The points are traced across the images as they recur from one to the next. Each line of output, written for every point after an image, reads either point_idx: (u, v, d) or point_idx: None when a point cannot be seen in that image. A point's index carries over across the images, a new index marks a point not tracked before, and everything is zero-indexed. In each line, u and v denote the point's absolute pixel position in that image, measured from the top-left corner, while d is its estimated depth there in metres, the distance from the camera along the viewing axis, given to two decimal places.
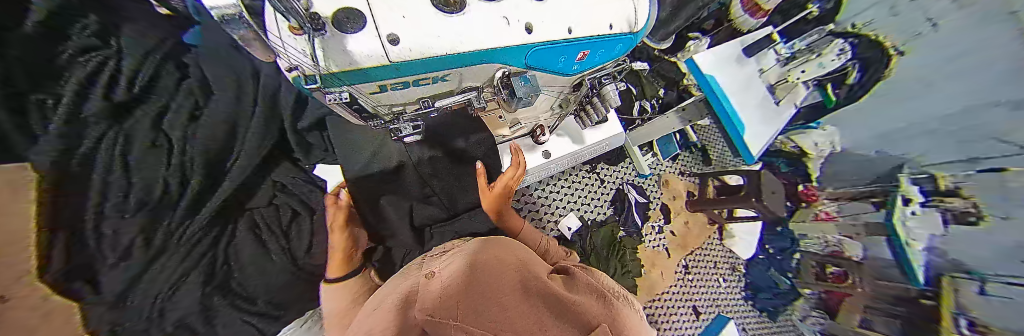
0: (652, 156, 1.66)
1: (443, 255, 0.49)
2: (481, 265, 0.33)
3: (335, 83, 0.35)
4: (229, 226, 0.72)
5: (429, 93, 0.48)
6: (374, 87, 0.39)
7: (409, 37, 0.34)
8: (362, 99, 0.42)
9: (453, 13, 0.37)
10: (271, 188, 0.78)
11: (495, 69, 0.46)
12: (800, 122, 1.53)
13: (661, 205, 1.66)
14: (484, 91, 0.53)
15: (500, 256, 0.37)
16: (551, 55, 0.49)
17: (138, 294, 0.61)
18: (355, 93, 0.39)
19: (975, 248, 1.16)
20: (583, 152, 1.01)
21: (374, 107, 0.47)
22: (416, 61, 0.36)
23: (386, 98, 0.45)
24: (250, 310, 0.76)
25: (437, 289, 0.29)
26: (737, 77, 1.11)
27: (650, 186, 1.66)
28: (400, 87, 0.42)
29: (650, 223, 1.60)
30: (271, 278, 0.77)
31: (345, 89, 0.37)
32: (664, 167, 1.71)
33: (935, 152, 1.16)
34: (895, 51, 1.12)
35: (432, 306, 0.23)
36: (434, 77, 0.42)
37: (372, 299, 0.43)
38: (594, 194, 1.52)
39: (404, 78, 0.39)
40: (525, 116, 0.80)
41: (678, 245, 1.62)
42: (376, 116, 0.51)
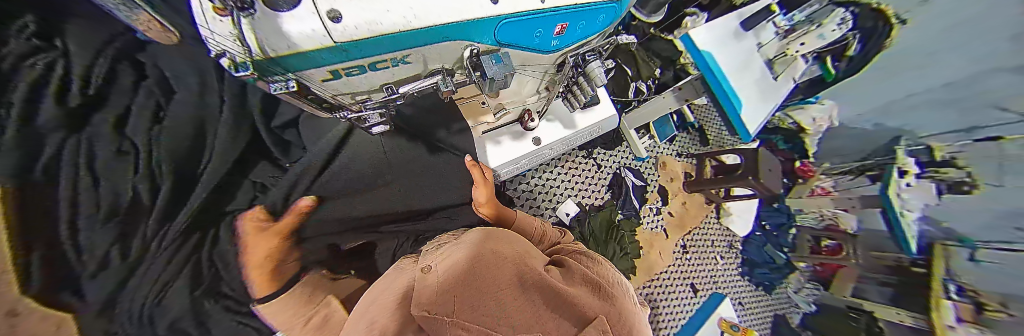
0: (649, 139, 1.65)
1: (439, 247, 0.48)
2: (477, 257, 0.32)
3: (278, 72, 0.29)
4: None
5: (393, 78, 0.42)
6: (327, 73, 0.34)
7: (354, 7, 0.27)
8: (315, 87, 0.36)
9: None
10: None
11: (467, 46, 0.41)
12: (799, 97, 1.49)
13: (658, 187, 1.66)
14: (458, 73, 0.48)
15: (498, 248, 0.37)
16: (525, 31, 0.45)
17: None
18: (306, 81, 0.33)
19: (969, 216, 1.17)
20: (574, 137, 0.99)
21: (334, 97, 0.42)
22: (365, 40, 0.29)
23: (344, 85, 0.39)
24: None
25: (434, 283, 0.28)
26: (732, 54, 1.07)
27: (647, 168, 1.65)
28: (357, 72, 0.36)
29: (648, 205, 1.61)
30: None
31: (293, 77, 0.31)
32: (661, 150, 1.70)
33: (932, 124, 1.15)
34: (897, 20, 1.08)
35: (427, 302, 0.23)
36: (392, 59, 0.36)
37: (370, 292, 0.43)
38: (592, 179, 1.51)
39: (360, 61, 0.33)
40: (508, 100, 0.78)
41: (676, 226, 1.63)
42: (339, 105, 0.46)
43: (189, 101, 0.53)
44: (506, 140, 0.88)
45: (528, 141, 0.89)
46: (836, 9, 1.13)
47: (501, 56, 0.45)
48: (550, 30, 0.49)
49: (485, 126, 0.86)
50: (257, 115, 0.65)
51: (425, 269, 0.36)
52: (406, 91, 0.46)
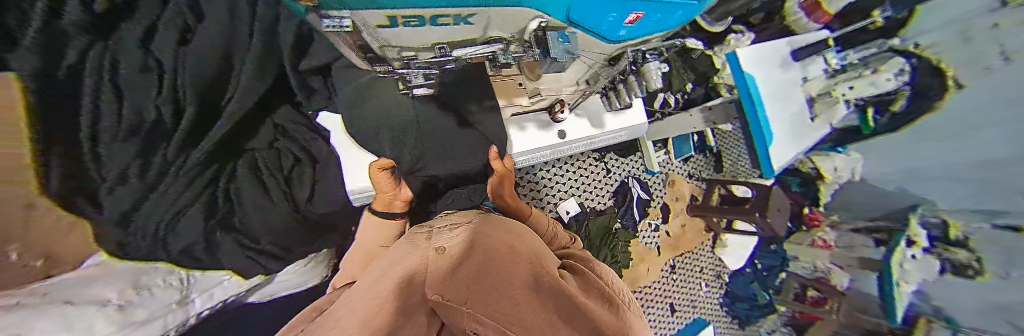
0: (664, 154, 1.64)
1: (450, 228, 0.49)
2: (488, 251, 0.33)
3: (337, 7, 0.27)
4: (228, 165, 0.65)
5: (444, 36, 0.41)
6: (385, 19, 0.31)
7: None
8: (368, 31, 0.35)
9: None
10: (273, 130, 0.71)
11: (534, 13, 0.37)
12: (828, 143, 1.40)
13: (662, 204, 1.65)
14: (509, 40, 0.47)
15: (509, 243, 0.37)
16: (604, 13, 0.39)
17: (141, 221, 0.56)
18: (360, 22, 0.32)
19: (961, 300, 1.21)
20: (600, 138, 0.96)
21: (382, 45, 0.41)
22: None
23: (396, 35, 0.38)
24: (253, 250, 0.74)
25: (447, 267, 0.30)
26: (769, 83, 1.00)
27: (655, 183, 1.64)
28: (414, 22, 0.34)
29: (647, 220, 1.61)
30: (272, 218, 0.72)
31: (351, 16, 0.30)
32: (673, 167, 1.67)
33: (952, 200, 1.15)
34: (954, 83, 1.01)
35: (443, 295, 0.24)
36: (456, 16, 0.34)
37: (380, 258, 0.45)
38: (598, 184, 1.50)
39: (422, 12, 0.31)
40: (548, 85, 0.76)
41: (670, 245, 1.64)
42: (383, 56, 0.45)
43: (220, 32, 0.51)
44: (531, 128, 0.85)
45: (553, 134, 0.87)
46: (894, 57, 1.06)
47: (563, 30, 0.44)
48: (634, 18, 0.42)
49: (516, 110, 0.80)
50: (286, 55, 0.61)
51: (438, 248, 0.38)
52: (457, 54, 0.47)
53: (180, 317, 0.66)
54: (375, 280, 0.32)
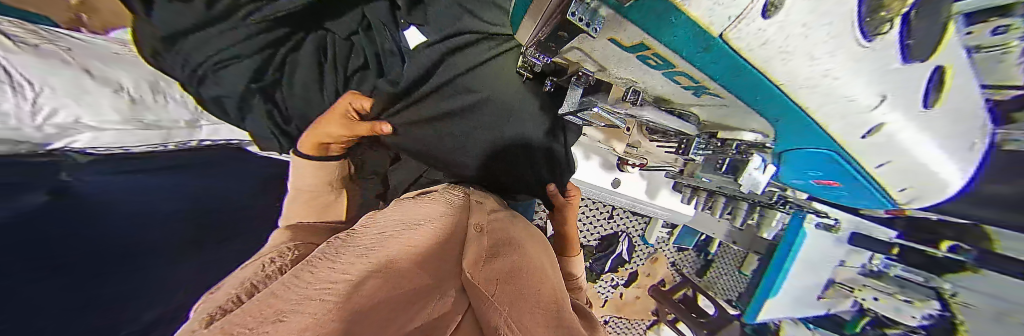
0: (666, 233, 1.56)
1: (485, 215, 0.53)
2: (514, 278, 0.37)
3: (612, 7, 0.17)
4: (301, 33, 0.61)
5: (664, 88, 0.27)
6: (630, 42, 0.20)
7: (889, 42, 0.14)
8: (576, 41, 0.25)
9: (883, 37, 0.14)
10: (360, 20, 0.61)
11: (761, 128, 0.27)
12: None
13: (633, 270, 1.66)
14: (703, 121, 0.34)
15: (530, 275, 0.40)
16: (808, 166, 0.29)
17: (197, 43, 0.56)
18: (609, 28, 0.20)
19: None
20: (644, 205, 0.97)
21: (574, 50, 0.28)
22: (744, 67, 0.17)
23: (611, 56, 0.25)
24: (280, 127, 0.68)
25: (474, 253, 0.38)
26: (820, 262, 0.72)
27: (641, 251, 1.63)
28: (653, 63, 0.22)
29: (612, 274, 1.63)
30: (312, 109, 0.67)
31: (606, 16, 0.19)
32: (665, 247, 1.64)
33: None
34: None
35: (472, 276, 0.33)
36: (702, 88, 0.23)
37: (416, 209, 0.48)
38: (595, 222, 1.49)
39: (682, 66, 0.20)
40: (655, 155, 0.68)
41: (615, 306, 1.69)
42: (557, 51, 0.30)
43: None
44: (596, 162, 0.84)
45: (607, 180, 0.86)
46: None
47: (769, 158, 0.32)
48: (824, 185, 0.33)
49: (602, 146, 0.78)
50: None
51: (465, 223, 0.47)
52: (648, 114, 0.34)
53: (190, 135, 0.69)
54: (410, 228, 0.39)
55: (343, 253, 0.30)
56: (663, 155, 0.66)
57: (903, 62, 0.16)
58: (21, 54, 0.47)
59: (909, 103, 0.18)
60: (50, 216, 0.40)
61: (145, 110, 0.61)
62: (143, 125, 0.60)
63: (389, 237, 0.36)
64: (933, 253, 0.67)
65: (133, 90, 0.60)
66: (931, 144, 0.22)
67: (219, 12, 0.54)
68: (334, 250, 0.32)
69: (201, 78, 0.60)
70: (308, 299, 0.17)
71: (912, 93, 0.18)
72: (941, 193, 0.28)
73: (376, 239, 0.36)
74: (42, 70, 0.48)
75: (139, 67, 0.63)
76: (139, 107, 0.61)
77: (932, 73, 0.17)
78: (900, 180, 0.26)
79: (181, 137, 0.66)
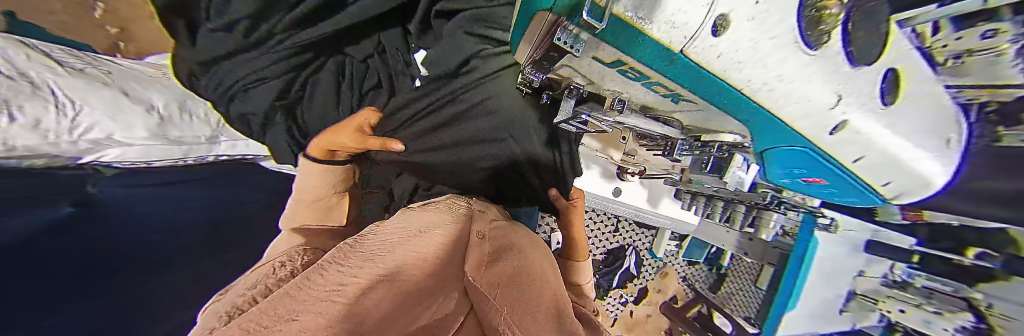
0: (674, 246, 1.52)
1: (486, 222, 0.53)
2: (516, 283, 0.37)
3: (590, 33, 0.18)
4: (320, 58, 0.65)
5: (647, 97, 0.29)
6: (610, 59, 0.22)
7: (832, 49, 0.16)
8: (563, 59, 0.27)
9: (821, 48, 0.16)
10: (376, 46, 0.67)
11: (739, 132, 0.28)
12: None
13: (642, 285, 1.60)
14: (686, 125, 0.35)
15: (532, 282, 0.40)
16: (800, 173, 0.30)
17: (227, 67, 0.62)
18: (586, 48, 0.22)
19: None
20: (648, 214, 0.97)
21: (562, 67, 0.30)
22: (708, 80, 0.18)
23: (594, 71, 0.27)
24: (298, 142, 0.73)
25: (476, 256, 0.38)
26: (833, 271, 0.70)
27: (649, 265, 1.58)
28: (630, 75, 0.24)
29: (621, 290, 1.57)
30: (329, 123, 0.72)
31: (587, 39, 0.20)
32: (674, 261, 1.59)
33: None
34: None
35: (475, 278, 0.33)
36: (677, 96, 0.25)
37: (417, 218, 0.48)
38: (599, 235, 1.47)
39: (658, 79, 0.22)
40: (652, 158, 0.75)
41: (626, 325, 1.60)
42: (551, 68, 0.32)
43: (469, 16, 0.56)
44: (596, 171, 0.85)
45: (608, 189, 0.86)
46: None
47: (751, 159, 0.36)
48: (821, 189, 0.33)
49: (601, 155, 0.82)
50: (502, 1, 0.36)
51: (467, 230, 0.47)
52: (633, 123, 0.36)
53: (209, 150, 0.73)
54: (413, 235, 0.40)
55: (351, 257, 0.31)
56: (659, 160, 0.73)
57: (851, 65, 0.17)
58: (69, 77, 0.52)
59: (872, 106, 0.19)
60: (59, 230, 0.43)
61: (172, 127, 0.65)
62: (168, 140, 0.64)
63: (393, 244, 0.37)
64: (960, 261, 0.60)
65: (163, 109, 0.65)
66: (910, 144, 0.23)
67: (256, 40, 0.59)
68: (341, 255, 0.32)
69: (230, 97, 0.65)
70: (320, 300, 0.18)
71: (868, 95, 0.19)
72: (925, 188, 0.29)
73: (383, 244, 0.37)
74: (84, 90, 0.53)
75: (170, 88, 0.69)
76: (166, 124, 0.64)
77: (885, 74, 0.19)
78: (890, 181, 0.27)
79: (201, 152, 0.71)
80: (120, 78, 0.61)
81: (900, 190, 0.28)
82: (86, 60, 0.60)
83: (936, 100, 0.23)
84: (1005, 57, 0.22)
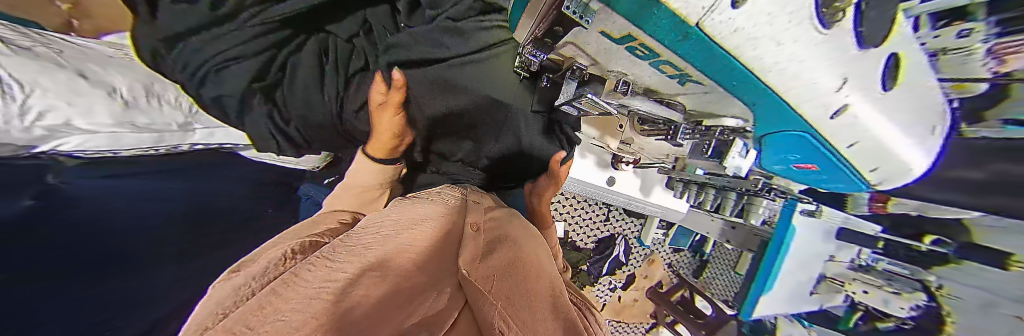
0: (662, 234, 1.57)
1: (479, 213, 0.53)
2: (510, 275, 0.37)
3: (604, 1, 0.17)
4: (300, 36, 0.62)
5: (648, 79, 0.29)
6: (620, 34, 0.21)
7: (844, 30, 0.16)
8: (570, 36, 0.25)
9: (835, 27, 0.16)
10: (360, 23, 0.62)
11: (741, 116, 0.28)
12: None
13: (630, 272, 1.66)
14: (689, 109, 0.35)
15: (527, 273, 0.40)
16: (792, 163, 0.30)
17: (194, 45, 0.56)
18: (596, 22, 0.21)
19: None
20: (639, 203, 0.99)
21: (567, 45, 0.29)
22: (722, 57, 0.17)
23: (599, 48, 0.26)
24: (281, 130, 0.70)
25: (470, 251, 0.38)
26: (810, 255, 0.75)
27: (637, 253, 1.64)
28: (641, 53, 0.23)
29: (610, 277, 1.63)
30: (314, 106, 0.68)
31: (598, 10, 0.19)
32: (661, 248, 1.65)
33: None
34: None
35: (469, 272, 0.33)
36: (685, 76, 0.24)
37: (410, 210, 0.47)
38: (591, 224, 1.51)
39: (668, 56, 0.21)
40: (648, 145, 0.72)
41: (614, 309, 1.67)
42: (552, 46, 0.31)
43: None
44: (590, 161, 0.86)
45: (601, 178, 0.87)
46: None
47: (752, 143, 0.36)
48: (809, 179, 0.34)
49: (596, 144, 0.79)
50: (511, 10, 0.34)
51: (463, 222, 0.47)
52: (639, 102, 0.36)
53: (183, 138, 0.68)
54: (407, 228, 0.39)
55: (341, 251, 0.31)
56: (656, 148, 0.72)
57: (860, 47, 0.17)
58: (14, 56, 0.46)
59: (871, 92, 0.20)
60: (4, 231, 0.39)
61: (139, 113, 0.60)
62: (136, 128, 0.59)
63: (386, 237, 0.36)
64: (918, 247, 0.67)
65: (126, 92, 0.59)
66: (899, 131, 0.24)
67: (228, 13, 0.53)
68: (333, 249, 0.31)
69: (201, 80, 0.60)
70: (309, 298, 0.17)
71: (867, 79, 0.19)
72: (904, 176, 0.30)
73: (375, 238, 0.36)
74: (36, 70, 0.47)
75: (134, 70, 0.63)
76: (132, 110, 0.59)
77: (886, 59, 0.19)
78: (878, 169, 0.28)
79: (174, 141, 0.67)
80: (76, 57, 0.56)
81: (886, 178, 0.29)
82: (33, 37, 0.54)
83: (923, 87, 0.24)
84: (971, 55, 0.31)
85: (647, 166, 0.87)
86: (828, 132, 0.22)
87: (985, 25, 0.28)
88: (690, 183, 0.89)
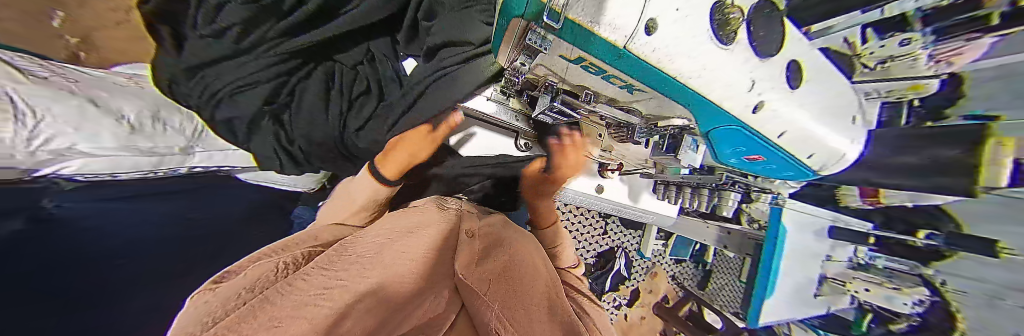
0: (661, 245, 1.56)
1: (477, 220, 0.55)
2: (506, 275, 0.39)
3: (551, 33, 0.21)
4: (309, 65, 0.68)
5: (602, 90, 0.34)
6: (573, 56, 0.25)
7: (741, 45, 0.22)
8: (537, 58, 0.30)
9: (727, 44, 0.21)
10: (364, 54, 0.71)
11: (685, 116, 0.32)
12: None
13: (634, 287, 1.61)
14: (644, 113, 0.39)
15: (523, 272, 0.43)
16: (744, 155, 0.34)
17: (208, 76, 0.62)
18: (550, 49, 0.25)
19: None
20: (630, 210, 1.01)
21: (537, 67, 0.33)
22: (650, 71, 0.21)
23: (562, 69, 0.31)
24: (285, 148, 0.72)
25: (467, 254, 0.39)
26: (806, 256, 0.75)
27: (640, 266, 1.60)
28: (591, 69, 0.27)
29: (614, 293, 1.57)
30: (317, 130, 0.71)
31: (553, 39, 0.23)
32: (660, 259, 1.59)
33: None
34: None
35: (464, 275, 0.34)
36: (630, 85, 0.28)
37: (404, 217, 0.49)
38: (589, 238, 1.50)
39: (613, 72, 0.25)
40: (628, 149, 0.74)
41: (620, 329, 1.58)
42: (526, 68, 0.35)
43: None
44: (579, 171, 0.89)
45: (591, 186, 0.91)
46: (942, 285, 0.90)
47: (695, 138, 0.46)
48: (765, 169, 0.38)
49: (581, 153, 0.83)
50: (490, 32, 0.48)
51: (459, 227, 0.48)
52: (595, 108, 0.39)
53: (183, 161, 0.72)
54: (404, 235, 0.40)
55: (336, 263, 0.31)
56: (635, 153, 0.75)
57: (761, 58, 0.23)
58: (31, 85, 0.49)
59: (775, 90, 0.25)
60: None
61: (142, 137, 0.62)
62: (138, 151, 0.62)
63: (380, 246, 0.37)
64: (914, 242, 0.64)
65: (134, 118, 0.62)
66: (821, 122, 0.29)
67: (247, 46, 0.61)
68: (326, 260, 0.33)
69: (217, 101, 0.64)
70: (295, 309, 0.19)
71: (768, 76, 0.24)
72: (844, 159, 0.34)
73: (373, 246, 0.38)
74: (49, 98, 0.50)
75: (144, 97, 0.67)
76: (137, 134, 0.62)
77: (784, 63, 0.25)
78: (817, 156, 0.32)
79: (173, 164, 0.70)
80: (89, 86, 0.59)
81: (826, 163, 0.33)
82: (53, 70, 0.58)
83: (828, 81, 0.29)
84: (917, 60, 0.47)
85: (632, 173, 0.92)
86: (759, 125, 0.27)
87: (920, 35, 0.44)
88: (671, 184, 0.93)
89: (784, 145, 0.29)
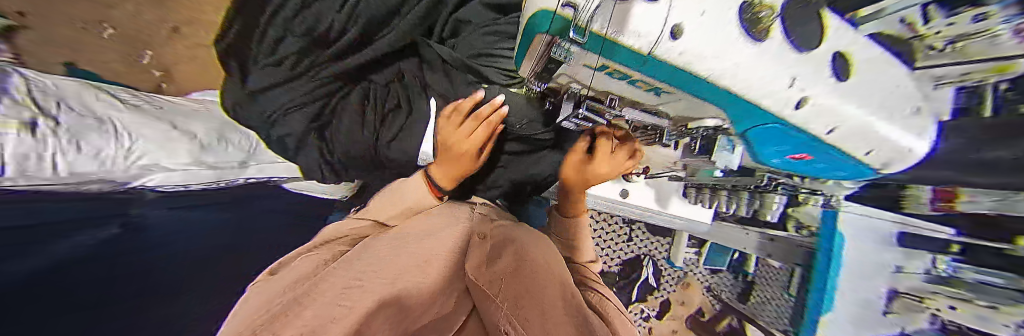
0: (693, 253, 1.46)
1: (494, 225, 0.55)
2: (523, 270, 0.38)
3: (578, 44, 0.22)
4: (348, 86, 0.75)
5: (628, 94, 0.34)
6: (596, 65, 0.25)
7: (775, 41, 0.21)
8: (560, 68, 0.31)
9: (760, 41, 0.20)
10: (395, 74, 0.77)
11: (718, 116, 0.31)
12: None
13: (664, 298, 1.51)
14: (673, 116, 0.38)
15: (539, 270, 0.41)
16: (785, 152, 0.32)
17: (265, 98, 0.71)
18: (572, 59, 0.26)
19: None
20: (656, 215, 0.96)
21: (560, 77, 0.34)
22: (676, 74, 0.21)
23: (586, 77, 0.31)
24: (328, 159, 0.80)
25: (476, 257, 0.39)
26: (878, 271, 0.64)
27: (669, 275, 1.51)
28: (616, 76, 0.27)
29: (641, 304, 1.48)
30: (354, 143, 0.77)
31: (577, 51, 0.24)
32: (693, 268, 1.49)
33: None
34: None
35: (474, 278, 0.34)
36: (657, 89, 0.28)
37: (425, 221, 0.49)
38: (613, 245, 1.46)
39: (639, 76, 0.25)
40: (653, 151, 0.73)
41: None
42: (551, 78, 0.36)
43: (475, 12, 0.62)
44: None
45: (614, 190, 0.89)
46: None
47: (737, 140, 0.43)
48: (809, 166, 0.35)
49: None
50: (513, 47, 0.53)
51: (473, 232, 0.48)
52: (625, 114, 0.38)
53: (239, 173, 0.84)
54: (422, 238, 0.41)
55: (356, 265, 0.31)
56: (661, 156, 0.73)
57: (798, 51, 0.22)
58: (128, 112, 0.63)
59: (822, 85, 0.23)
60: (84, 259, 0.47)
61: (210, 153, 0.75)
62: (206, 165, 0.74)
63: (402, 248, 0.37)
64: None
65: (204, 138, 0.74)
66: (880, 116, 0.26)
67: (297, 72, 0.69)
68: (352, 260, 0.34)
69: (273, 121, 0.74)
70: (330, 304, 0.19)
71: (811, 71, 0.23)
72: (909, 156, 0.30)
73: (394, 247, 0.38)
74: (141, 124, 0.63)
75: (211, 119, 0.80)
76: (205, 151, 0.74)
77: (830, 58, 0.23)
78: (874, 152, 0.29)
79: (231, 176, 0.82)
80: (170, 113, 0.73)
81: (886, 160, 0.30)
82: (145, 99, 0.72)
83: (884, 73, 0.27)
84: None
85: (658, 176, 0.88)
86: (800, 121, 0.25)
87: None
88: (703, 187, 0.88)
89: (833, 140, 0.27)
